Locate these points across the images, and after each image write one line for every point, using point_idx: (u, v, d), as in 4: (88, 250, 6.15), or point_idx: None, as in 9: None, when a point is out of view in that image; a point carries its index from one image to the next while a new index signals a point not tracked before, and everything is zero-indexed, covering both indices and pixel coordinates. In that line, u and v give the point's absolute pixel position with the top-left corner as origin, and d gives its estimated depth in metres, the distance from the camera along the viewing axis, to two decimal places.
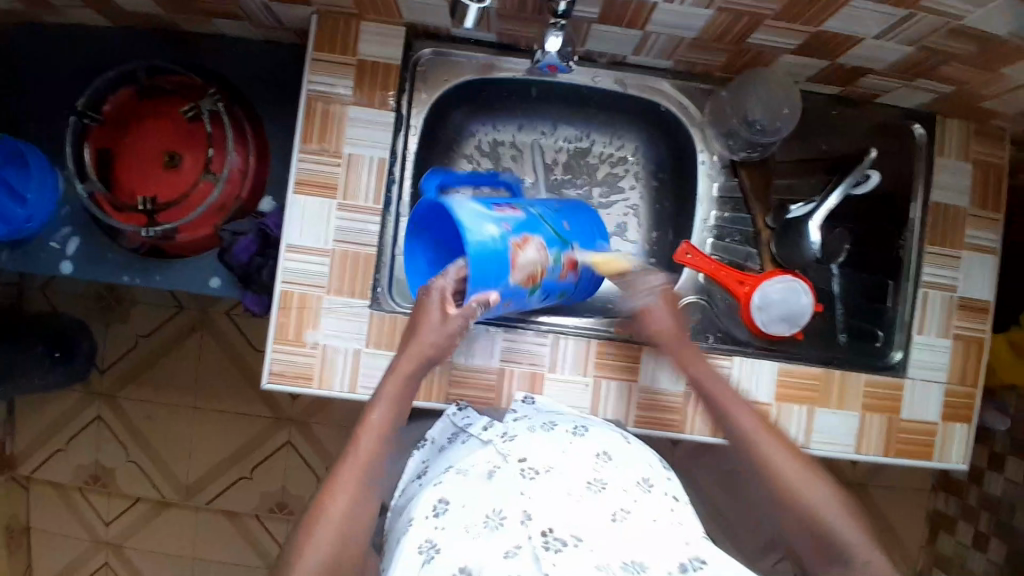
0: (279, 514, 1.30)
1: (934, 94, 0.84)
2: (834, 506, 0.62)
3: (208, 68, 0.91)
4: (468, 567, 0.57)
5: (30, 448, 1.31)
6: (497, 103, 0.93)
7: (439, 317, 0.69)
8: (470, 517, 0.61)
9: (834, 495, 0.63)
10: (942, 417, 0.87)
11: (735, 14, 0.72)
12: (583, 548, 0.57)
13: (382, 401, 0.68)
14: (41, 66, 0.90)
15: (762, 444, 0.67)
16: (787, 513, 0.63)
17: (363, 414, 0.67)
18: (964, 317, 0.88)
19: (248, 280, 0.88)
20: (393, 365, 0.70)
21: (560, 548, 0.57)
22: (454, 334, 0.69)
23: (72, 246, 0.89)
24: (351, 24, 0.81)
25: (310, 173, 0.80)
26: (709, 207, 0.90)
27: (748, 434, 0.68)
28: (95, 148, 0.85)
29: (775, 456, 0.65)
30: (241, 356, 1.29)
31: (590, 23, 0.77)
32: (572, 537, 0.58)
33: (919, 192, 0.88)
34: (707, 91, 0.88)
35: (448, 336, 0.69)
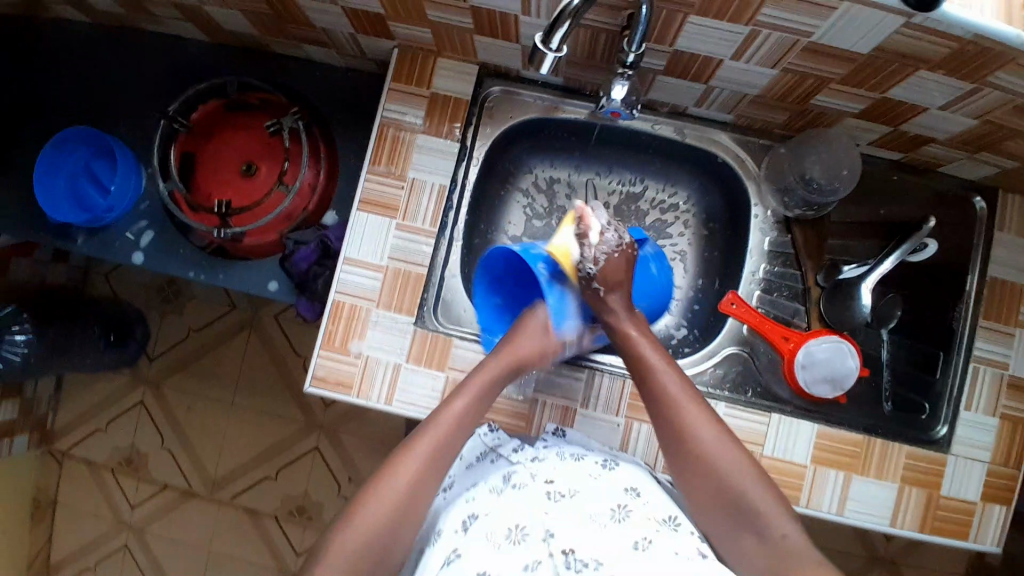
0: (298, 518, 1.32)
1: (996, 169, 0.84)
2: (752, 478, 0.67)
3: (289, 86, 0.97)
4: (486, 574, 0.61)
5: (72, 425, 1.36)
6: (556, 142, 0.96)
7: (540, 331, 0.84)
8: (494, 526, 0.65)
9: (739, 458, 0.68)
10: (982, 497, 0.84)
11: (799, 75, 0.74)
12: (602, 573, 0.59)
13: (454, 412, 0.73)
14: (138, 71, 0.98)
15: (682, 407, 0.71)
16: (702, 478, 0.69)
17: (420, 425, 0.72)
18: (1012, 398, 0.85)
19: (304, 287, 0.91)
20: (482, 364, 0.77)
21: (580, 569, 0.60)
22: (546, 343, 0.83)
23: (145, 238, 0.94)
24: (427, 58, 0.86)
25: (374, 192, 0.84)
26: (759, 260, 0.90)
27: (672, 399, 0.72)
28: (180, 151, 0.91)
29: (694, 422, 0.70)
30: (281, 358, 1.33)
31: (655, 74, 0.80)
32: (593, 560, 0.60)
33: (976, 267, 0.87)
34: (765, 147, 0.90)
35: (540, 343, 0.83)
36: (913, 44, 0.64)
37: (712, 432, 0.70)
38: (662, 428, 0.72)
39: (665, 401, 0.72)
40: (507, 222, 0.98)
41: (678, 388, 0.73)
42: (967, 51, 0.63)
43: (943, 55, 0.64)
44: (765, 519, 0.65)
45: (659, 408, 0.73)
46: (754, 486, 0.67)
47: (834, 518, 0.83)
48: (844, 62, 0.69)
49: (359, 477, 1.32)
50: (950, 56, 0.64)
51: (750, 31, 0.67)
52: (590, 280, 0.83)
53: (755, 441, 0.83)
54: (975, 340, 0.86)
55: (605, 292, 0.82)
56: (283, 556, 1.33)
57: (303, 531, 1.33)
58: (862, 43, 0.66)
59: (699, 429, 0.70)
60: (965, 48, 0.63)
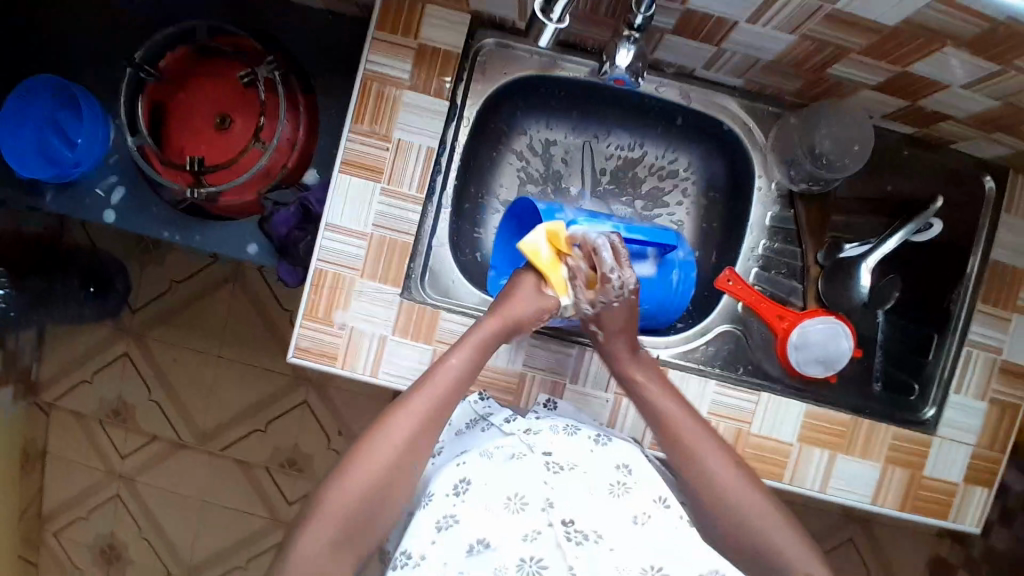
0: (288, 469, 1.33)
1: (1013, 148, 0.80)
2: (779, 528, 0.64)
3: (266, 30, 0.89)
4: (485, 541, 0.60)
5: (57, 376, 1.34)
6: (552, 100, 0.90)
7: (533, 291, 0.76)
8: (494, 493, 0.63)
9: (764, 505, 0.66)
10: (964, 478, 0.85)
11: (818, 43, 0.68)
12: (604, 546, 0.60)
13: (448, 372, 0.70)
14: (102, 9, 0.90)
15: (700, 451, 0.68)
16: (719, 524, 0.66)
17: (400, 398, 0.69)
18: (1006, 383, 0.84)
19: (285, 252, 0.88)
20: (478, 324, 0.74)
21: (581, 541, 0.60)
22: (543, 311, 0.75)
23: (116, 195, 0.89)
24: (415, 5, 0.79)
25: (358, 154, 0.79)
26: (759, 236, 0.87)
27: (686, 443, 0.69)
28: (149, 101, 0.85)
29: (714, 469, 0.67)
30: (267, 311, 1.31)
31: (663, 33, 0.74)
32: (593, 534, 0.60)
33: (979, 248, 0.85)
34: (774, 116, 0.85)
35: (538, 309, 0.75)
36: (946, 18, 0.59)
37: (739, 482, 0.67)
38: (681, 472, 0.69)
39: (681, 444, 0.69)
40: (499, 185, 0.93)
41: (692, 432, 0.70)
42: (1002, 29, 0.58)
43: (975, 32, 0.59)
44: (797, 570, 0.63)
45: (674, 448, 0.70)
46: (782, 534, 0.64)
47: (816, 494, 0.83)
48: (868, 33, 0.64)
49: (348, 431, 1.32)
50: (982, 33, 0.59)
51: None
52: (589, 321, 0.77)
53: (743, 420, 0.82)
54: (972, 323, 0.85)
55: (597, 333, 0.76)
56: (274, 506, 1.35)
57: (293, 481, 1.34)
58: (891, 14, 0.60)
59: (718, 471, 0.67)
60: (1000, 26, 0.58)
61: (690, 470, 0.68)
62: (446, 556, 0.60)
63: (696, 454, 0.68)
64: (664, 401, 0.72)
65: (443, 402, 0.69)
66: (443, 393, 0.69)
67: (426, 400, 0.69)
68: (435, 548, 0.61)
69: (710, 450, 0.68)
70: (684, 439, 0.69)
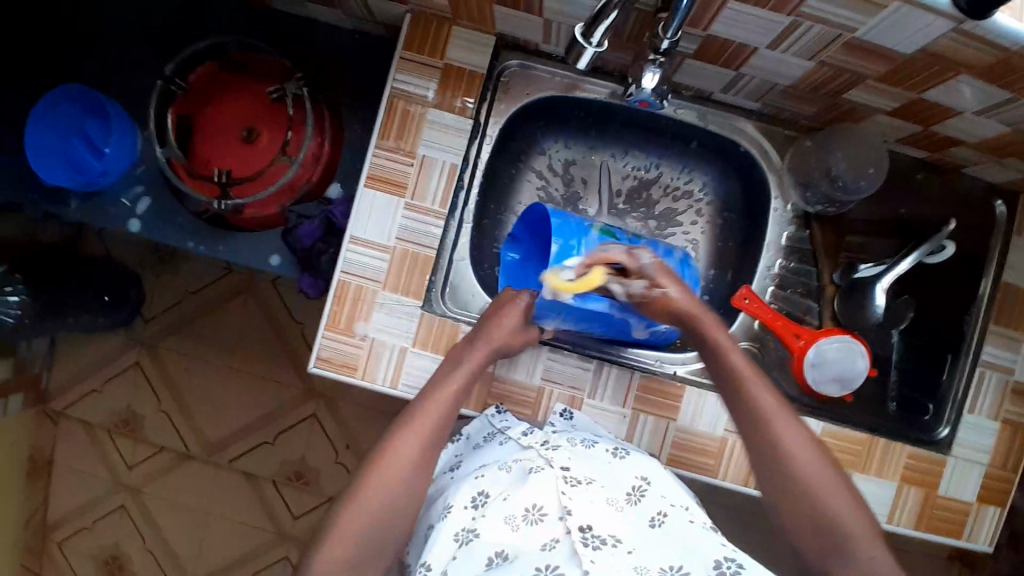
0: (295, 483, 1.33)
1: (1023, 174, 0.82)
2: (843, 503, 0.64)
3: (294, 49, 0.92)
4: (504, 552, 0.62)
5: (67, 385, 1.34)
6: (572, 120, 0.92)
7: (517, 319, 0.78)
8: (509, 507, 0.66)
9: (820, 466, 0.66)
10: (978, 499, 0.85)
11: (834, 69, 0.71)
12: (621, 550, 0.61)
13: (441, 399, 0.72)
14: (133, 25, 0.92)
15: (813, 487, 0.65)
16: (777, 479, 0.66)
17: (405, 408, 0.71)
18: (1016, 404, 0.86)
19: (308, 263, 0.89)
20: (467, 354, 0.75)
21: (599, 545, 0.61)
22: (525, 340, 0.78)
23: (141, 205, 0.91)
24: (443, 27, 0.82)
25: (384, 169, 0.81)
26: (775, 255, 0.88)
27: (800, 471, 0.66)
28: (178, 114, 0.87)
29: (777, 421, 0.68)
30: (280, 323, 1.31)
31: (684, 58, 0.76)
32: (610, 537, 0.62)
33: (992, 270, 0.86)
34: (789, 139, 0.88)
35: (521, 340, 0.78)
36: (960, 48, 0.61)
37: (821, 471, 0.66)
38: (790, 503, 0.66)
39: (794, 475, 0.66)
40: (518, 202, 0.95)
41: (807, 460, 0.66)
42: (1015, 60, 0.61)
43: (991, 60, 0.62)
44: (848, 542, 0.63)
45: (786, 480, 0.66)
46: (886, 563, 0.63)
47: None
48: (885, 61, 0.66)
49: (356, 444, 1.32)
50: (997, 63, 0.62)
51: (790, 22, 0.64)
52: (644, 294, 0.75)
53: None
54: (985, 344, 0.86)
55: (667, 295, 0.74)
56: (279, 519, 1.34)
57: (298, 495, 1.34)
58: (906, 44, 0.62)
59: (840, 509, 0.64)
60: (1013, 57, 0.60)
61: (753, 424, 0.69)
62: (466, 569, 0.62)
63: (756, 408, 0.69)
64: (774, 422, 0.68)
65: (445, 413, 0.71)
66: (444, 409, 0.72)
67: (426, 421, 0.70)
68: (456, 563, 0.63)
69: (772, 403, 0.69)
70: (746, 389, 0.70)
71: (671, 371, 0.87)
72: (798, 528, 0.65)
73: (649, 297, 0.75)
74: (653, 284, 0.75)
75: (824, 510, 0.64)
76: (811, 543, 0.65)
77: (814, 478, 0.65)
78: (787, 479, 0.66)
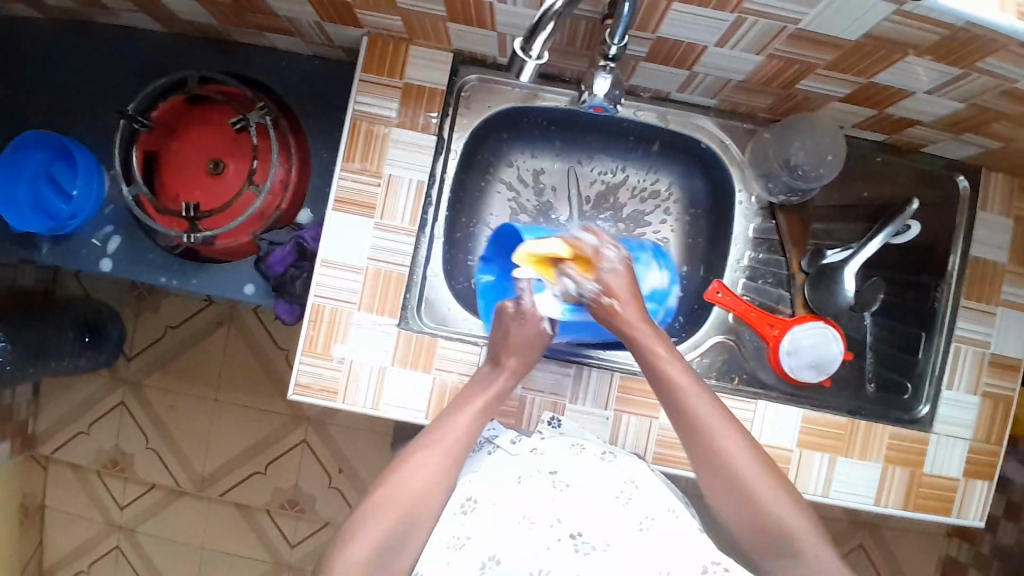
0: (290, 511, 1.32)
1: (981, 148, 0.83)
2: (791, 512, 0.64)
3: (256, 78, 0.93)
4: (496, 557, 0.63)
5: (53, 429, 1.33)
6: (536, 129, 0.93)
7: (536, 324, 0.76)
8: (502, 514, 0.66)
9: (778, 492, 0.65)
10: (964, 473, 0.86)
11: (785, 61, 0.72)
12: (611, 553, 0.62)
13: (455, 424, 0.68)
14: (94, 68, 0.93)
15: (747, 486, 0.65)
16: (727, 497, 0.66)
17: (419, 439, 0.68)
18: (993, 375, 0.87)
19: (282, 290, 0.88)
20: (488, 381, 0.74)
21: (589, 550, 0.63)
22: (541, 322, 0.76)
23: (112, 244, 0.91)
24: (400, 46, 0.82)
25: (350, 190, 0.81)
26: (743, 248, 0.90)
27: (734, 468, 0.65)
28: (142, 151, 0.87)
29: (721, 439, 0.66)
30: (264, 351, 1.31)
31: (638, 61, 0.77)
32: (602, 543, 0.63)
33: (958, 247, 0.87)
34: (750, 132, 0.88)
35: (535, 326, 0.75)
36: (903, 30, 0.62)
37: (758, 471, 0.65)
38: (728, 503, 0.66)
39: (725, 472, 0.66)
40: (489, 214, 0.95)
41: (741, 457, 0.66)
42: (959, 36, 0.62)
43: (934, 41, 0.63)
44: (800, 549, 0.64)
45: (720, 479, 0.66)
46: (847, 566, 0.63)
47: (820, 498, 0.84)
48: (833, 49, 0.68)
49: (349, 467, 1.31)
50: (939, 43, 0.63)
51: (736, 19, 0.65)
52: (600, 299, 0.72)
53: None
54: (957, 319, 0.87)
55: (614, 304, 0.72)
56: (277, 549, 1.33)
57: (295, 523, 1.33)
58: (850, 30, 0.64)
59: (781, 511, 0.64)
60: (956, 35, 0.61)
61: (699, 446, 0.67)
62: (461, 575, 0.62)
63: (696, 420, 0.67)
64: (706, 422, 0.67)
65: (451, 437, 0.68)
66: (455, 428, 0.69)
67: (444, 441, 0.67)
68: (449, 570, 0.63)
69: (712, 413, 0.67)
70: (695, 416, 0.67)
71: None
72: (760, 549, 0.66)
73: (600, 305, 0.73)
74: (607, 291, 0.72)
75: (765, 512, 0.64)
76: (767, 556, 0.65)
77: (762, 487, 0.65)
78: (739, 495, 0.65)
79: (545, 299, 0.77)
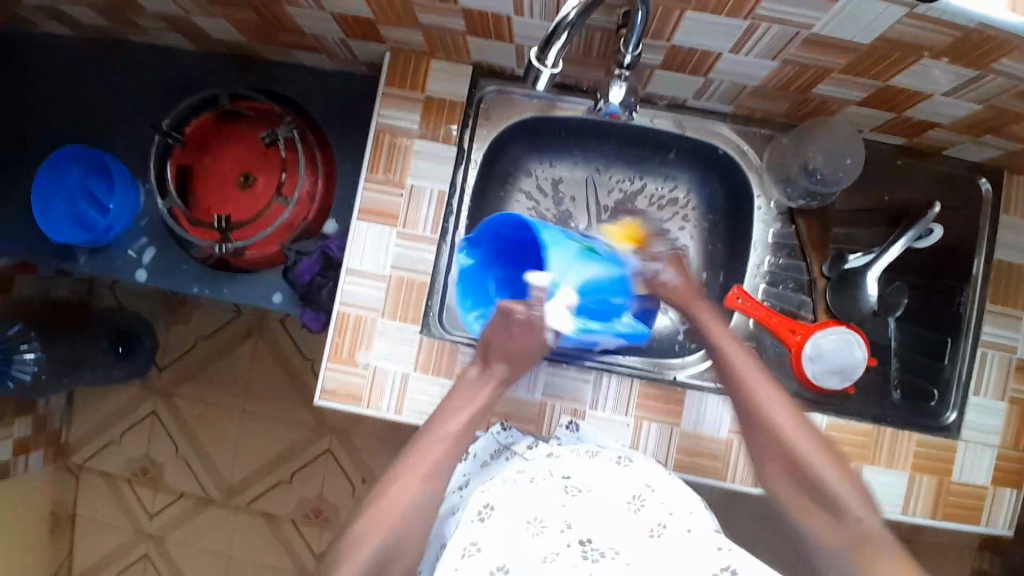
0: (314, 520, 1.34)
1: (1002, 150, 0.83)
2: (845, 484, 0.66)
3: (283, 94, 0.96)
4: (506, 566, 0.59)
5: (86, 438, 1.37)
6: (556, 139, 0.94)
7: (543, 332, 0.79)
8: (514, 519, 0.64)
9: (833, 463, 0.68)
10: (993, 481, 0.85)
11: (799, 66, 0.73)
12: (621, 560, 0.59)
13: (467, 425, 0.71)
14: (131, 88, 0.97)
15: (802, 454, 0.69)
16: (774, 459, 0.70)
17: (437, 423, 0.73)
18: (1022, 380, 0.85)
19: (308, 298, 0.91)
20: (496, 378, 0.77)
21: (599, 558, 0.59)
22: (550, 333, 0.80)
23: (147, 255, 0.94)
24: (421, 61, 0.85)
25: (373, 201, 0.84)
26: (763, 253, 0.89)
27: (789, 441, 0.70)
28: (177, 166, 0.91)
29: (770, 406, 0.73)
30: (290, 362, 1.33)
31: (654, 69, 0.79)
32: (612, 549, 0.60)
33: (983, 251, 0.86)
34: (766, 138, 0.89)
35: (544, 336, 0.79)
36: (917, 32, 0.63)
37: (811, 444, 0.69)
38: (785, 474, 0.69)
39: (780, 443, 0.70)
40: None
41: (795, 431, 0.70)
42: (973, 37, 0.62)
43: (949, 43, 0.63)
44: (847, 517, 0.64)
45: (776, 451, 0.70)
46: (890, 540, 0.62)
47: None
48: (846, 53, 0.68)
49: (372, 476, 1.33)
50: (955, 45, 0.64)
51: (748, 26, 0.66)
52: (658, 277, 0.86)
53: None
54: (984, 325, 0.86)
55: (673, 281, 0.85)
56: (301, 558, 1.35)
57: (319, 532, 1.34)
58: (863, 34, 0.64)
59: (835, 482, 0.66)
60: (971, 35, 0.62)
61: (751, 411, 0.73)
62: None
63: (754, 400, 0.73)
64: (763, 399, 0.73)
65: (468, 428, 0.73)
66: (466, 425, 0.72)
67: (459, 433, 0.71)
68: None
69: (768, 393, 0.74)
70: (749, 384, 0.75)
71: (672, 376, 0.86)
72: (814, 522, 0.66)
73: (660, 282, 0.85)
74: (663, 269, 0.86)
75: (821, 481, 0.67)
76: (819, 530, 0.65)
77: (816, 457, 0.68)
78: (780, 446, 0.70)
79: (558, 310, 0.81)
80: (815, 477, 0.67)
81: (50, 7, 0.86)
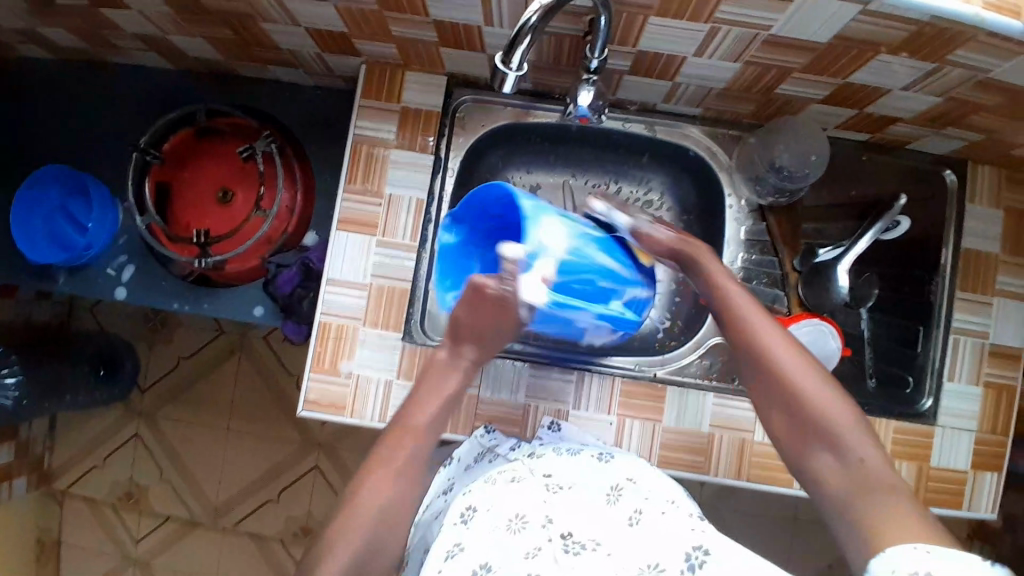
0: (303, 538, 1.32)
1: (963, 142, 0.86)
2: (846, 416, 0.63)
3: (260, 109, 0.97)
4: (488, 564, 0.61)
5: (69, 463, 1.35)
6: (530, 145, 0.96)
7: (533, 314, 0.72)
8: (497, 517, 0.65)
9: (832, 393, 0.64)
10: (972, 465, 0.87)
11: (762, 66, 0.75)
12: (602, 552, 0.61)
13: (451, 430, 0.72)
14: (109, 108, 0.98)
15: (797, 386, 0.65)
16: (767, 391, 0.67)
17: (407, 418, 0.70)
18: (994, 365, 0.88)
19: (290, 310, 0.91)
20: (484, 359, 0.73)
21: (579, 551, 0.61)
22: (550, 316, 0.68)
23: (126, 273, 0.94)
24: (396, 72, 0.87)
25: (353, 210, 0.85)
26: (737, 250, 0.92)
27: (786, 372, 0.66)
28: (155, 183, 0.91)
29: (765, 336, 0.68)
30: (275, 378, 1.33)
31: (622, 74, 0.81)
32: (593, 542, 0.62)
33: (950, 242, 0.89)
34: (735, 138, 0.91)
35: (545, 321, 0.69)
36: (871, 29, 0.65)
37: (810, 375, 0.65)
38: (780, 408, 0.66)
39: (776, 375, 0.66)
40: None
41: (792, 362, 0.66)
42: (925, 32, 0.65)
43: (902, 38, 0.66)
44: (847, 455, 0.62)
45: (771, 384, 0.67)
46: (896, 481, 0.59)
47: None
48: (806, 52, 0.71)
49: None
50: (908, 40, 0.66)
51: (710, 28, 0.68)
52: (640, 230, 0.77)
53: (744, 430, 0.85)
54: (953, 313, 0.88)
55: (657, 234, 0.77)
56: None
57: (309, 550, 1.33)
58: (819, 33, 0.67)
59: (835, 411, 0.63)
60: (923, 30, 0.64)
61: (741, 334, 0.69)
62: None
63: (747, 329, 0.69)
64: (756, 328, 0.69)
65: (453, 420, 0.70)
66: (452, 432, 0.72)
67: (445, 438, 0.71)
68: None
69: (762, 321, 0.69)
70: (739, 317, 0.70)
71: (652, 374, 0.86)
72: (818, 457, 0.63)
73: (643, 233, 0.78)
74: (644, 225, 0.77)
75: (820, 413, 0.63)
76: (816, 478, 0.63)
77: (814, 386, 0.65)
78: (773, 379, 0.66)
79: (531, 284, 0.67)
80: (811, 407, 0.64)
81: (26, 30, 0.87)
